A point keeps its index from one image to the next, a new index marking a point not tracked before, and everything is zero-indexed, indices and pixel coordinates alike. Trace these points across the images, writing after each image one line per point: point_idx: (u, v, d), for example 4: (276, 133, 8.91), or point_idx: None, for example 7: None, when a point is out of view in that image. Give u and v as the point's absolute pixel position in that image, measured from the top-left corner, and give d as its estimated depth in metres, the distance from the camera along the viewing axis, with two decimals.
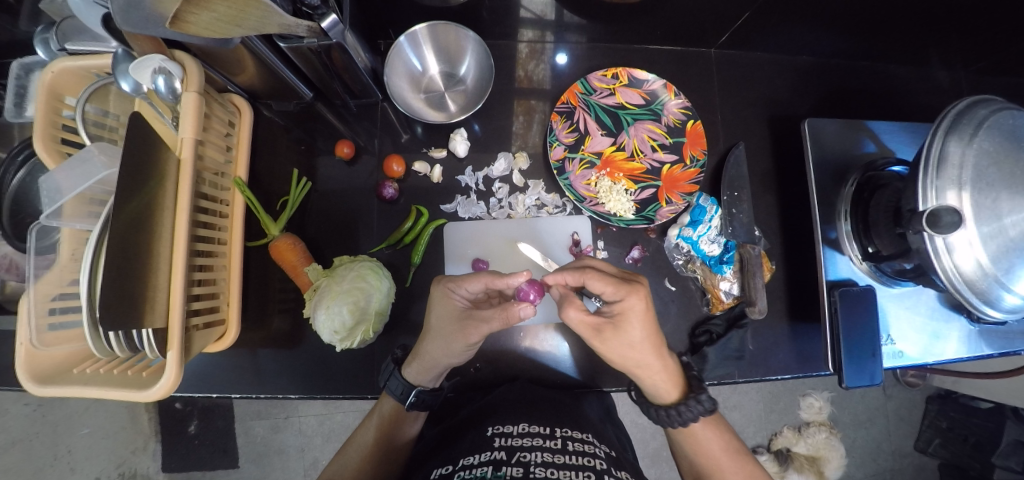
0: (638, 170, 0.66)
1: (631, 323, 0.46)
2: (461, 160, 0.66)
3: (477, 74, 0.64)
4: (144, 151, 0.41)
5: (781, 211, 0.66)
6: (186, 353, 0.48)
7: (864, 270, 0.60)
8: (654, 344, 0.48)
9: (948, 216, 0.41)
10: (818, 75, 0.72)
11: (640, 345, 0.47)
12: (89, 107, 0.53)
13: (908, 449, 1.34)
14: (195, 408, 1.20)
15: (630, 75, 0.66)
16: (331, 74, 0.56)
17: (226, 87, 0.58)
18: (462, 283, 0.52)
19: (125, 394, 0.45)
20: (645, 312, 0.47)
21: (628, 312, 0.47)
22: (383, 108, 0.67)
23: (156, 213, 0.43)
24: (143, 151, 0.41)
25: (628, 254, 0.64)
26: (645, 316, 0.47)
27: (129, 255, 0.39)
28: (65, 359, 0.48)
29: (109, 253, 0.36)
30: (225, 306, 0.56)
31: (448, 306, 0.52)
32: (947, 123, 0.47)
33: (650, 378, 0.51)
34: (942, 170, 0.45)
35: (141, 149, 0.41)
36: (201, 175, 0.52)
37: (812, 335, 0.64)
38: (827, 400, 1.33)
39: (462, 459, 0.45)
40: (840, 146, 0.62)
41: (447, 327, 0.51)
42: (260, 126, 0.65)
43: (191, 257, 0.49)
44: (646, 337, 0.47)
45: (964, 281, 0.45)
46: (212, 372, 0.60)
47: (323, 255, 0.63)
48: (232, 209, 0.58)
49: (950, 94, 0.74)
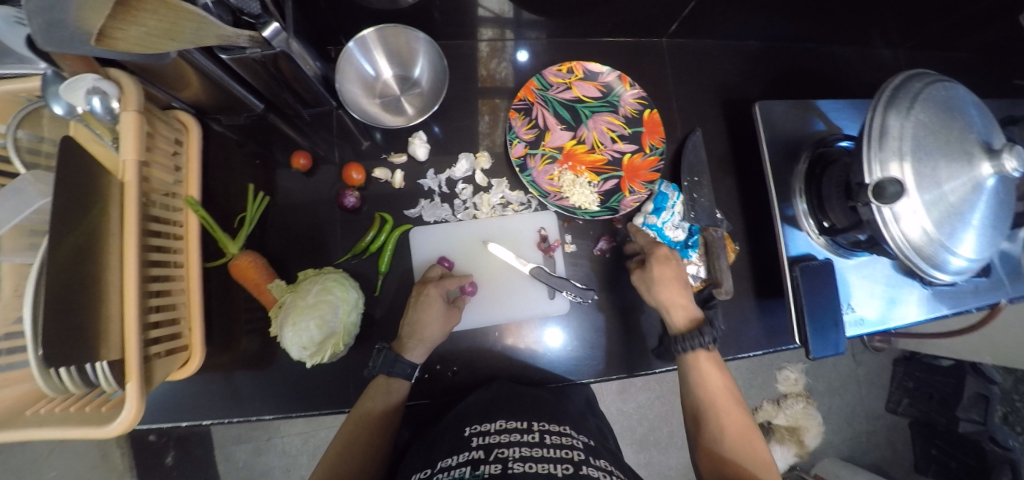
0: (599, 161, 0.66)
1: (649, 263, 0.58)
2: (422, 164, 0.65)
3: (431, 75, 0.63)
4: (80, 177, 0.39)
5: (741, 192, 0.68)
6: (149, 383, 0.46)
7: (822, 244, 0.62)
8: (677, 282, 0.57)
9: (892, 187, 0.43)
10: (767, 59, 0.74)
11: (660, 282, 0.57)
12: (20, 133, 0.50)
13: (879, 410, 1.41)
14: (171, 438, 1.14)
15: (585, 69, 0.66)
16: (280, 83, 0.55)
17: (170, 103, 0.56)
18: (444, 281, 0.60)
19: (85, 431, 0.43)
20: (665, 259, 0.58)
21: (653, 257, 0.58)
22: (338, 116, 0.66)
23: (101, 239, 0.41)
24: (78, 177, 0.39)
25: (595, 246, 0.65)
26: (664, 261, 0.58)
27: (74, 288, 0.37)
28: (17, 402, 0.44)
29: (50, 285, 0.34)
30: (187, 332, 0.54)
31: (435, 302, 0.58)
32: (886, 97, 0.49)
33: (672, 314, 0.57)
34: (884, 143, 0.47)
35: (75, 175, 0.38)
36: (149, 197, 0.49)
37: (779, 310, 0.66)
38: (802, 371, 1.38)
39: (440, 462, 0.44)
40: (791, 126, 0.65)
41: (438, 312, 0.57)
42: (211, 141, 0.62)
43: (146, 283, 0.47)
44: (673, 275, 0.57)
45: (914, 247, 0.47)
46: (176, 402, 0.57)
47: (288, 270, 0.61)
48: (187, 230, 0.56)
49: (889, 70, 0.78)
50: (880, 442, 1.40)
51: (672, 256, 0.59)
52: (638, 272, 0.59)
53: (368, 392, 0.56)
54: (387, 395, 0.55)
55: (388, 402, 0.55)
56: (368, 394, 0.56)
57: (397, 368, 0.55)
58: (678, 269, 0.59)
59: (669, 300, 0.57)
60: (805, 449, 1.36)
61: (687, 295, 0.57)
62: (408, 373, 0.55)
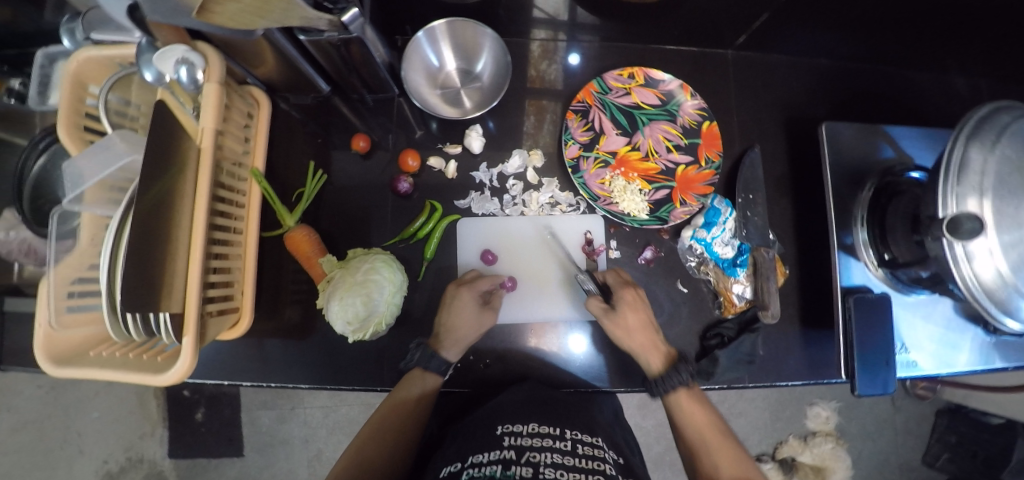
0: (653, 170, 0.65)
1: (619, 307, 0.57)
2: (475, 157, 0.66)
3: (493, 71, 0.64)
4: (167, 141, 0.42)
5: (796, 215, 0.66)
6: (202, 339, 0.48)
7: (879, 277, 0.59)
8: (647, 327, 0.57)
9: (968, 223, 0.40)
10: (835, 79, 0.71)
11: (634, 327, 0.56)
12: (111, 96, 0.53)
13: (915, 462, 1.33)
14: (203, 395, 1.22)
15: (646, 75, 0.66)
16: (349, 67, 0.57)
17: (246, 79, 0.59)
18: (477, 282, 0.61)
19: (141, 378, 0.45)
20: (634, 303, 0.58)
21: (621, 301, 0.58)
22: (399, 103, 0.67)
23: (178, 199, 0.44)
24: (163, 140, 0.41)
25: (641, 255, 0.64)
26: (634, 306, 0.58)
27: (148, 242, 0.39)
28: (82, 342, 0.48)
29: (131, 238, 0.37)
30: (239, 295, 0.57)
31: (468, 301, 0.59)
32: (968, 129, 0.46)
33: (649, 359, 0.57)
34: (963, 177, 0.44)
35: (161, 138, 0.41)
36: (220, 164, 0.52)
37: (825, 342, 0.63)
38: (834, 409, 1.32)
39: (472, 457, 0.46)
40: (856, 152, 0.62)
41: (472, 314, 0.59)
42: (278, 118, 0.65)
43: (209, 244, 0.49)
44: (640, 319, 0.57)
45: (985, 290, 0.44)
46: (224, 360, 0.61)
47: (337, 247, 0.63)
48: (250, 199, 0.58)
49: (970, 101, 0.73)
50: None
51: (640, 299, 0.60)
52: (607, 316, 0.57)
53: (404, 381, 0.57)
54: (422, 387, 0.56)
55: (422, 392, 0.56)
56: (404, 383, 0.57)
57: (432, 364, 0.56)
58: (646, 312, 0.59)
59: (641, 344, 0.57)
60: None
61: (656, 338, 0.58)
62: (443, 370, 0.57)
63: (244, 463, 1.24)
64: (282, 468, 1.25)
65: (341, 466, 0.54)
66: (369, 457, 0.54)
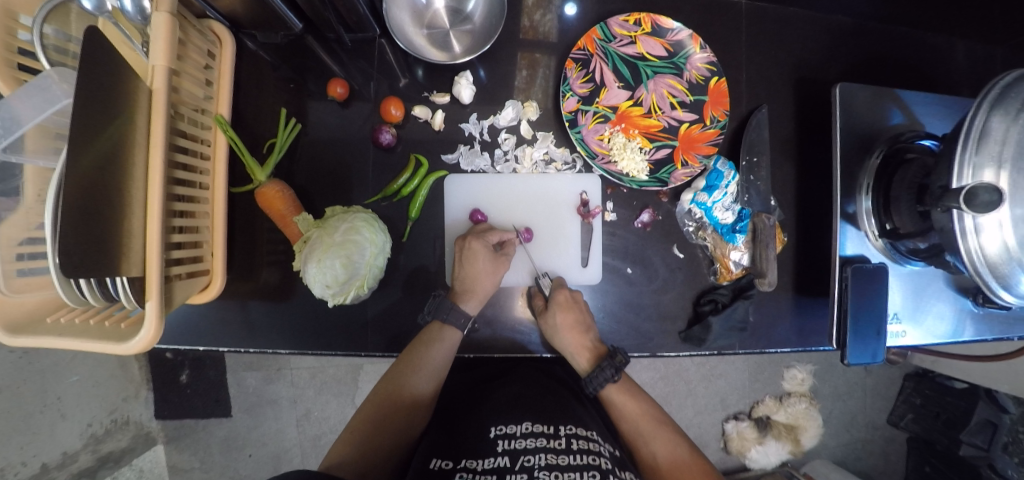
0: (655, 127, 0.62)
1: (550, 307, 0.58)
2: (465, 107, 0.61)
3: (486, 11, 0.58)
4: (123, 82, 0.36)
5: (798, 182, 0.63)
6: (167, 304, 0.44)
7: (878, 247, 0.58)
8: (578, 327, 0.57)
9: (986, 194, 0.37)
10: (852, 37, 0.66)
11: (562, 328, 0.56)
12: (48, 29, 0.45)
13: (880, 421, 1.41)
14: (187, 358, 1.21)
15: (654, 22, 0.60)
16: (324, 1, 0.49)
17: (205, 12, 0.52)
18: (486, 234, 0.59)
19: (104, 346, 0.42)
20: (567, 304, 0.58)
21: (555, 301, 0.59)
22: (381, 46, 0.61)
23: (128, 148, 0.37)
24: (114, 84, 0.35)
25: (638, 218, 0.62)
26: (566, 306, 0.58)
27: (97, 202, 0.33)
28: (37, 307, 0.44)
29: (72, 199, 0.31)
30: (209, 256, 0.52)
31: (480, 250, 0.58)
32: (992, 95, 0.41)
33: (577, 357, 0.59)
34: (982, 145, 0.40)
35: (110, 83, 0.34)
36: (178, 110, 0.46)
37: (816, 310, 0.63)
38: (810, 373, 1.37)
39: (465, 459, 0.44)
40: (868, 115, 0.58)
41: (488, 262, 0.58)
42: (245, 59, 0.58)
43: (169, 201, 0.44)
44: (568, 322, 0.57)
45: (987, 264, 0.41)
46: (198, 324, 0.58)
47: (315, 204, 0.60)
48: (215, 151, 0.53)
49: (985, 67, 0.70)
50: (875, 452, 1.42)
51: (574, 299, 0.60)
52: (540, 318, 0.58)
53: (421, 339, 0.57)
54: (439, 344, 0.56)
55: (440, 349, 0.56)
56: (420, 341, 0.56)
57: (452, 316, 0.57)
58: (580, 311, 0.59)
59: (574, 346, 0.58)
60: (801, 448, 1.36)
61: (588, 338, 0.58)
62: (462, 325, 0.57)
63: (233, 423, 1.25)
64: (271, 428, 1.26)
65: (358, 424, 0.54)
66: (386, 416, 0.54)
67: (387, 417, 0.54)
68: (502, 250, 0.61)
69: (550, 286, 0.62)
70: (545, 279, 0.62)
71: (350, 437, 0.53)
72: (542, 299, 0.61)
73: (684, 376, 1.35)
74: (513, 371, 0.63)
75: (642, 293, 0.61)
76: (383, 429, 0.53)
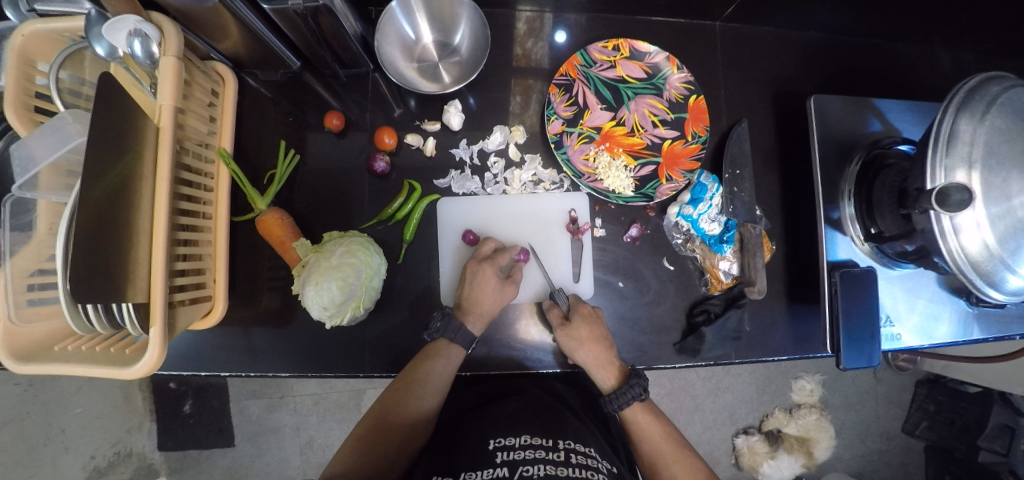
0: (638, 145, 0.64)
1: (573, 319, 0.58)
2: (455, 134, 0.64)
3: (472, 43, 0.61)
4: (131, 122, 0.38)
5: (783, 191, 0.65)
6: (170, 330, 0.46)
7: (866, 252, 0.58)
8: (600, 342, 0.57)
9: (957, 194, 0.38)
10: (826, 52, 0.69)
11: (585, 342, 0.56)
12: (63, 74, 0.48)
13: (896, 431, 1.37)
14: (190, 387, 1.20)
15: (632, 47, 0.63)
16: (319, 40, 0.52)
17: (209, 54, 0.56)
18: (496, 258, 0.61)
19: (108, 372, 0.43)
20: (589, 317, 0.59)
21: (576, 314, 0.59)
22: (374, 79, 0.64)
23: (137, 182, 0.39)
24: (122, 123, 0.37)
25: (626, 232, 0.63)
26: (589, 320, 0.58)
27: (106, 234, 0.35)
28: (45, 337, 0.45)
29: (84, 231, 0.33)
30: (211, 283, 0.54)
31: (489, 275, 0.59)
32: (957, 100, 0.43)
33: (601, 372, 0.58)
34: (951, 147, 0.41)
35: (120, 122, 0.37)
36: (183, 145, 0.49)
37: (810, 317, 0.63)
38: (819, 382, 1.35)
39: (464, 472, 0.44)
40: (845, 125, 0.60)
41: (495, 287, 0.59)
42: (246, 97, 0.62)
43: (174, 230, 0.46)
44: (594, 336, 0.57)
45: (970, 262, 0.42)
46: (199, 352, 0.58)
47: (313, 230, 0.61)
48: (217, 182, 0.55)
49: (959, 74, 0.72)
50: (893, 463, 1.38)
51: (596, 314, 0.60)
52: (560, 330, 0.58)
53: (427, 353, 0.58)
54: (444, 359, 0.57)
55: (444, 364, 0.57)
56: (427, 355, 0.57)
57: (459, 336, 0.58)
58: (601, 327, 0.59)
59: (596, 359, 0.57)
60: (814, 461, 1.33)
61: (611, 354, 0.58)
62: (466, 344, 0.58)
63: (235, 454, 1.23)
64: (274, 457, 1.24)
65: (358, 434, 0.55)
66: (386, 425, 0.55)
67: (387, 428, 0.55)
68: (509, 276, 0.62)
69: (567, 302, 0.62)
70: (560, 295, 0.62)
71: (349, 447, 0.54)
72: (559, 313, 0.61)
73: (690, 391, 1.34)
74: (512, 387, 0.63)
75: (635, 306, 0.62)
76: (385, 436, 0.54)
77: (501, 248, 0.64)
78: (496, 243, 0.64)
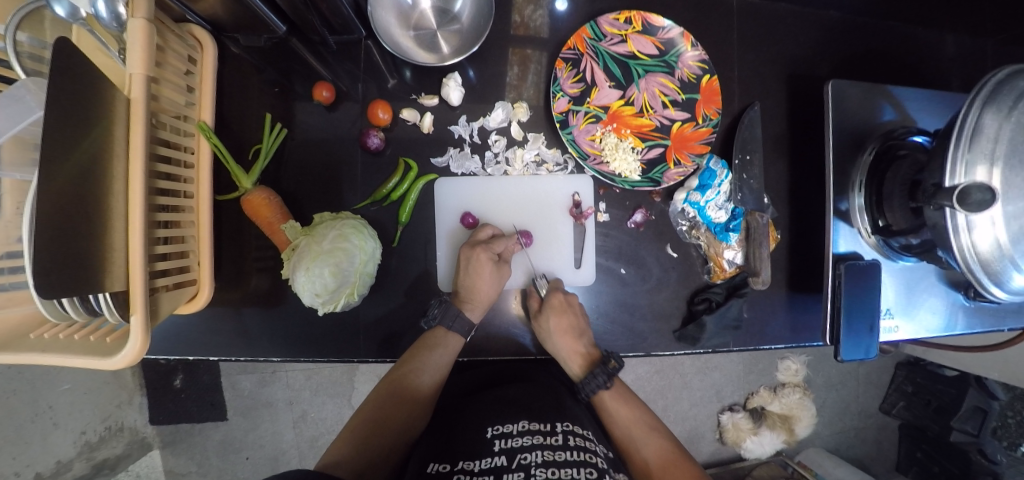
0: (647, 126, 0.61)
1: (545, 309, 0.58)
2: (454, 109, 0.61)
3: (474, 11, 0.57)
4: (97, 97, 0.34)
5: (792, 178, 0.63)
6: (153, 317, 0.43)
7: (871, 244, 0.57)
8: (572, 332, 0.57)
9: (978, 193, 0.36)
10: (844, 32, 0.65)
11: (556, 332, 0.57)
12: (21, 36, 0.42)
13: (873, 409, 1.43)
14: (181, 362, 1.19)
15: (645, 20, 0.59)
16: (307, 5, 0.48)
17: (185, 16, 0.51)
18: (494, 243, 0.59)
19: (87, 361, 0.41)
20: (561, 307, 0.58)
21: (548, 303, 0.58)
22: (367, 47, 0.60)
23: (104, 159, 0.35)
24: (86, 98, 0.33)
25: (630, 218, 0.62)
26: (560, 310, 0.58)
27: (76, 220, 0.32)
28: (19, 324, 0.43)
29: (45, 218, 0.29)
30: (195, 266, 0.51)
31: (484, 262, 0.57)
32: (986, 91, 0.40)
33: (568, 358, 0.60)
34: (975, 143, 0.39)
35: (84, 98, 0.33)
36: (159, 118, 0.45)
37: (808, 305, 0.63)
38: (804, 363, 1.38)
39: (462, 461, 0.44)
40: (860, 112, 0.57)
41: (490, 275, 0.57)
42: (227, 64, 0.57)
43: (152, 211, 0.43)
44: (559, 327, 0.57)
45: (979, 260, 0.41)
46: (186, 333, 0.57)
47: (303, 210, 0.59)
48: (198, 158, 0.52)
49: (977, 59, 0.69)
50: (868, 439, 1.44)
51: (569, 301, 0.59)
52: (535, 319, 0.59)
53: (423, 342, 0.58)
54: (442, 348, 0.57)
55: (441, 353, 0.57)
56: (424, 344, 0.57)
57: (455, 324, 0.57)
58: (574, 316, 0.58)
59: (566, 350, 0.58)
60: (795, 437, 1.38)
61: (580, 343, 0.59)
62: (464, 332, 0.58)
63: (228, 427, 1.24)
64: (267, 430, 1.25)
65: (355, 424, 0.54)
66: (384, 414, 0.55)
67: (386, 418, 0.55)
68: (503, 258, 0.60)
69: (546, 287, 0.62)
70: (541, 281, 0.62)
71: (346, 436, 0.53)
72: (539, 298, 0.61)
73: (680, 370, 1.36)
74: (512, 375, 0.63)
75: (637, 293, 0.61)
76: (382, 427, 0.54)
77: (500, 234, 0.62)
78: (486, 226, 0.62)
